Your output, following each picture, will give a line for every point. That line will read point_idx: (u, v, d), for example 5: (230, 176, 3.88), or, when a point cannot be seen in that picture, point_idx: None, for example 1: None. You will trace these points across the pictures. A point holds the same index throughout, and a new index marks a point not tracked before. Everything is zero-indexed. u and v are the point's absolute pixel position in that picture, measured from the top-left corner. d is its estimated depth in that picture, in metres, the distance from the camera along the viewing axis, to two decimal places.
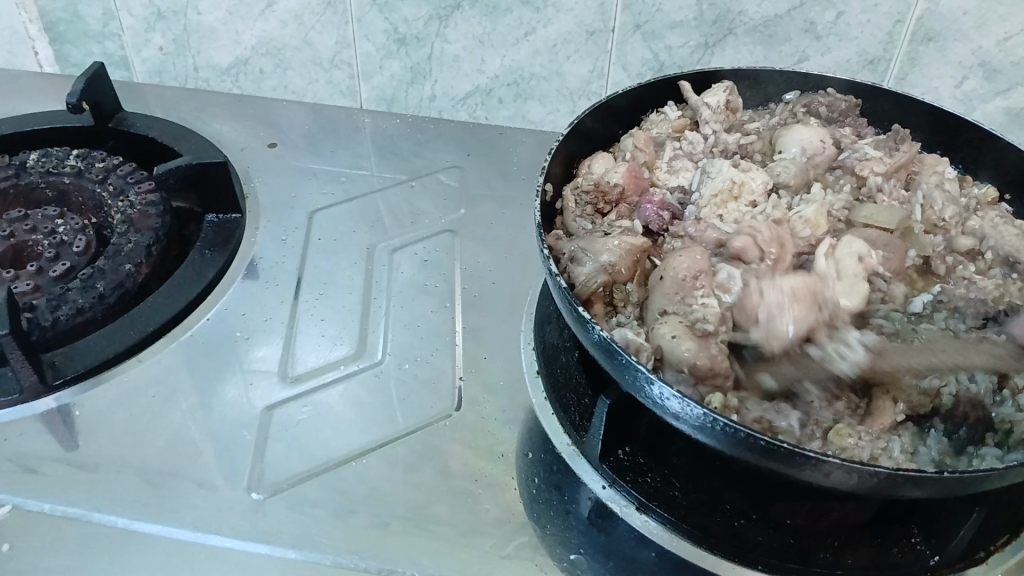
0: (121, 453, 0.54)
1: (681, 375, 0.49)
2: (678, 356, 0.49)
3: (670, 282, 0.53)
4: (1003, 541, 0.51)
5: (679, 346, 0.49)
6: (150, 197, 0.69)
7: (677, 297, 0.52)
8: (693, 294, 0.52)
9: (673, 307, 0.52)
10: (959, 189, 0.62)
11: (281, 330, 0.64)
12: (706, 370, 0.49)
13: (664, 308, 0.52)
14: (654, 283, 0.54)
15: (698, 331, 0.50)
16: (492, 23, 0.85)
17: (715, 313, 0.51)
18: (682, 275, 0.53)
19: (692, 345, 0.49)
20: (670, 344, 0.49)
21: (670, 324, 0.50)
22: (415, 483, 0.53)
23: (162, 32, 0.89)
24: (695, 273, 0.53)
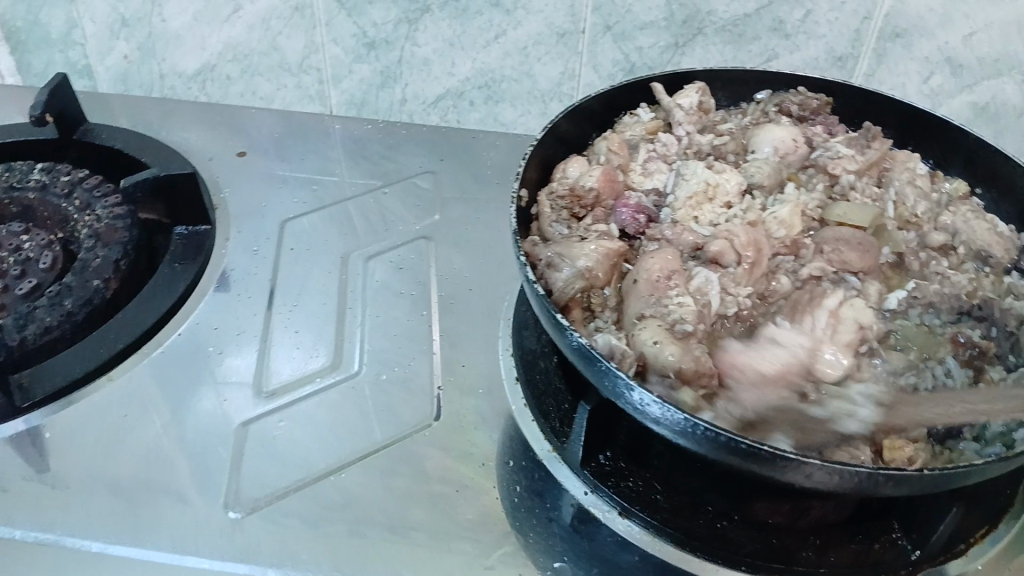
0: (94, 474, 0.53)
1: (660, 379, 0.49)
2: (662, 362, 0.48)
3: (645, 284, 0.53)
4: (981, 533, 0.52)
5: (662, 352, 0.48)
6: (116, 210, 0.68)
7: (653, 298, 0.52)
8: (668, 294, 0.53)
9: (650, 311, 0.52)
10: (930, 185, 0.63)
11: (255, 343, 0.63)
12: (691, 373, 0.48)
13: (642, 312, 0.52)
14: (629, 285, 0.54)
15: (676, 332, 0.50)
16: (462, 26, 0.84)
17: (691, 312, 0.52)
18: (657, 276, 0.53)
19: (675, 350, 0.48)
20: (653, 350, 0.49)
21: (651, 329, 0.50)
22: (396, 494, 0.53)
23: (126, 40, 0.88)
24: (667, 273, 0.53)
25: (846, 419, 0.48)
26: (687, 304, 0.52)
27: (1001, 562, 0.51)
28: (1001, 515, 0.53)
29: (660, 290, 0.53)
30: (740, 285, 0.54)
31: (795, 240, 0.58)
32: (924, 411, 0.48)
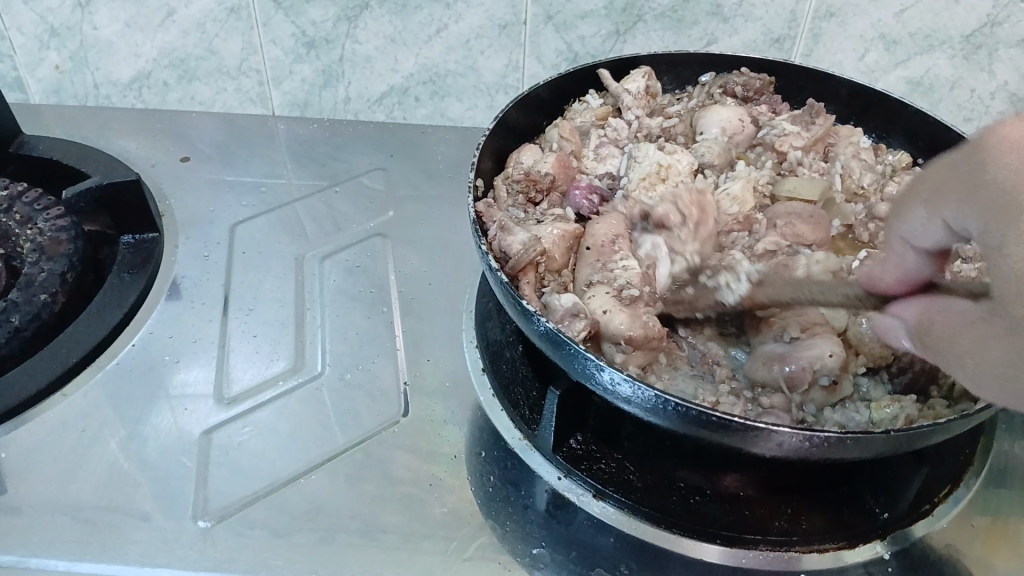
0: (53, 493, 0.52)
1: (612, 344, 0.50)
2: (612, 329, 0.50)
3: (591, 250, 0.55)
4: (945, 492, 0.53)
5: (612, 320, 0.50)
6: (59, 223, 0.66)
7: (599, 264, 0.54)
8: (613, 259, 0.54)
9: (598, 277, 0.53)
10: (874, 157, 0.64)
11: (213, 351, 0.62)
12: (639, 338, 0.49)
13: (590, 278, 0.53)
14: (580, 252, 0.55)
15: (624, 298, 0.51)
16: (403, 21, 0.84)
17: (638, 275, 0.53)
18: (602, 242, 0.55)
19: (623, 316, 0.50)
20: (603, 319, 0.50)
21: (599, 297, 0.51)
22: (366, 494, 0.52)
23: (57, 50, 0.85)
24: (612, 239, 0.55)
25: (726, 292, 0.51)
26: (634, 267, 0.53)
27: (964, 518, 0.53)
28: (961, 474, 0.55)
29: (606, 256, 0.54)
30: (688, 242, 0.55)
31: (748, 216, 0.59)
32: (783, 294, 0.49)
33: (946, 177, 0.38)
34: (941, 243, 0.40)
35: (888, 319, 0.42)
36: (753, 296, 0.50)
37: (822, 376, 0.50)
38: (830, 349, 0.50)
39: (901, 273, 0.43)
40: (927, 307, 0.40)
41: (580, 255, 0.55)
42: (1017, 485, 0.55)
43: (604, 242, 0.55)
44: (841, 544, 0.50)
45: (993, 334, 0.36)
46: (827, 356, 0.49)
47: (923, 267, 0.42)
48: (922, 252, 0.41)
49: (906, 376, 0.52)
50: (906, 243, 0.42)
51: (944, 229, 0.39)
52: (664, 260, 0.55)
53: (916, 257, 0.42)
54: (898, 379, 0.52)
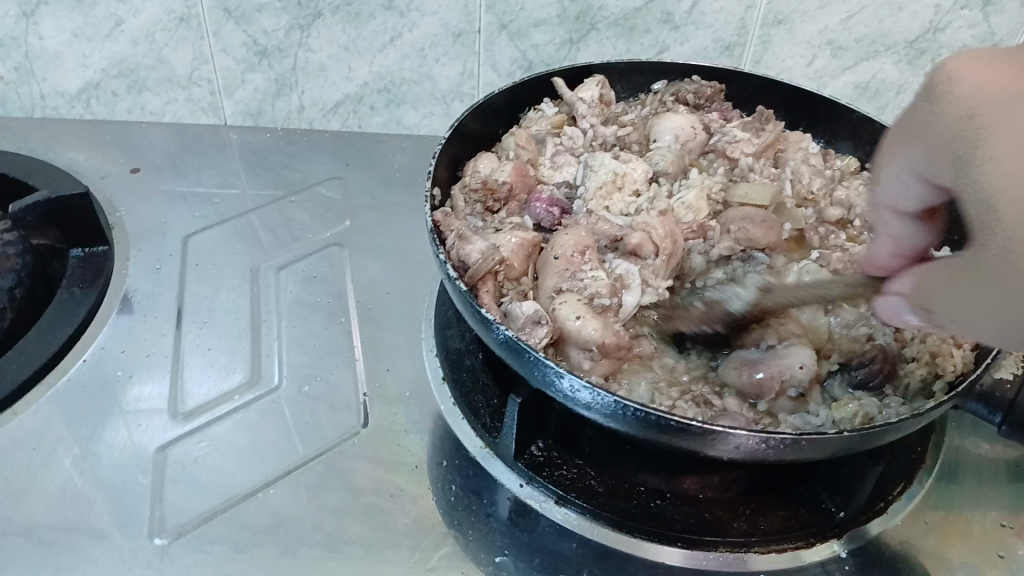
0: (3, 515, 0.50)
1: (579, 351, 0.50)
2: (583, 336, 0.49)
3: (560, 259, 0.54)
4: (899, 491, 0.55)
5: (583, 327, 0.49)
6: (5, 237, 0.64)
7: (568, 273, 0.53)
8: (581, 270, 0.54)
9: (566, 285, 0.53)
10: (824, 162, 0.66)
11: (166, 365, 0.61)
12: (611, 346, 0.49)
13: (557, 287, 0.53)
14: (547, 262, 0.55)
15: (594, 305, 0.51)
16: (356, 29, 0.83)
17: (605, 284, 0.53)
18: (571, 252, 0.54)
19: (594, 324, 0.50)
20: (574, 325, 0.50)
21: (570, 304, 0.51)
22: (328, 508, 0.52)
23: (1, 61, 0.83)
24: (581, 250, 0.54)
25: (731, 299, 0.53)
26: (601, 278, 0.53)
27: (918, 516, 0.54)
28: (914, 472, 0.56)
29: (574, 266, 0.54)
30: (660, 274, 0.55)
31: (702, 224, 0.60)
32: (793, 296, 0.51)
33: (907, 125, 0.42)
34: (920, 201, 0.44)
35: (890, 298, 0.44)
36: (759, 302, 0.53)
37: (790, 386, 0.50)
38: (802, 361, 0.51)
39: (897, 246, 0.46)
40: (919, 274, 0.42)
41: (547, 264, 0.55)
42: (968, 479, 0.57)
43: (572, 252, 0.54)
44: (799, 543, 0.51)
45: (976, 272, 0.37)
46: (798, 368, 0.50)
47: (913, 233, 0.46)
48: (908, 216, 0.45)
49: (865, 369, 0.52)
50: (890, 212, 0.45)
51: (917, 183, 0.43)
52: (631, 276, 0.55)
53: (902, 224, 0.45)
54: (858, 372, 0.53)
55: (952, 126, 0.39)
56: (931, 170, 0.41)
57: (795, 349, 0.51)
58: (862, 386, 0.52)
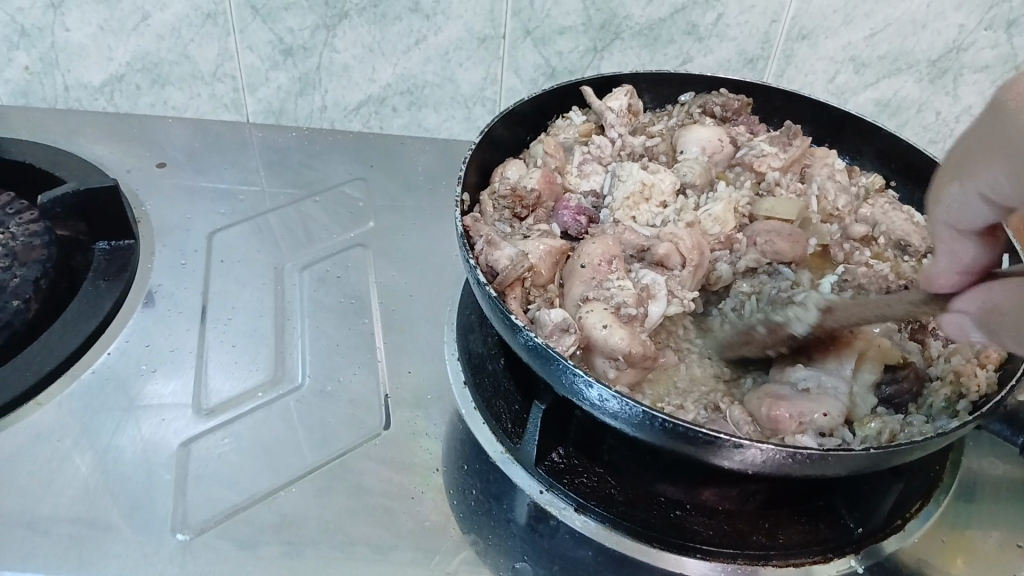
0: (27, 506, 0.50)
1: (606, 359, 0.50)
2: (611, 345, 0.49)
3: (587, 269, 0.54)
4: (916, 508, 0.55)
5: (611, 336, 0.49)
6: (34, 228, 0.66)
7: (595, 282, 0.53)
8: (609, 278, 0.54)
9: (593, 293, 0.53)
10: (849, 179, 0.66)
11: (190, 361, 0.61)
12: (637, 356, 0.49)
13: (584, 295, 0.53)
14: (574, 270, 0.55)
15: (622, 315, 0.51)
16: (381, 31, 0.84)
17: (632, 294, 0.53)
18: (598, 261, 0.54)
19: (622, 333, 0.50)
20: (602, 334, 0.50)
21: (597, 312, 0.51)
22: (348, 510, 0.52)
23: (26, 51, 0.83)
24: (609, 259, 0.55)
25: (795, 322, 0.50)
26: (628, 288, 0.53)
27: (936, 534, 0.54)
28: (932, 490, 0.56)
29: (601, 275, 0.54)
30: (685, 286, 0.56)
31: (729, 235, 0.60)
32: (855, 314, 0.47)
33: (984, 143, 0.39)
34: (986, 219, 0.40)
35: (951, 318, 0.42)
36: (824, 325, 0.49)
37: (810, 430, 0.46)
38: (829, 410, 0.47)
39: (957, 263, 0.43)
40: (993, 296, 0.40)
41: (573, 271, 0.55)
42: (985, 500, 0.57)
43: (600, 261, 0.54)
44: (816, 558, 0.51)
45: None
46: (821, 415, 0.47)
47: (975, 253, 0.42)
48: (971, 235, 0.42)
49: (894, 387, 0.51)
50: (951, 231, 0.42)
51: (976, 198, 0.40)
52: (658, 288, 0.54)
53: (964, 242, 0.42)
54: (887, 389, 0.51)
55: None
56: (1001, 186, 0.38)
57: (830, 396, 0.48)
58: (887, 401, 0.51)
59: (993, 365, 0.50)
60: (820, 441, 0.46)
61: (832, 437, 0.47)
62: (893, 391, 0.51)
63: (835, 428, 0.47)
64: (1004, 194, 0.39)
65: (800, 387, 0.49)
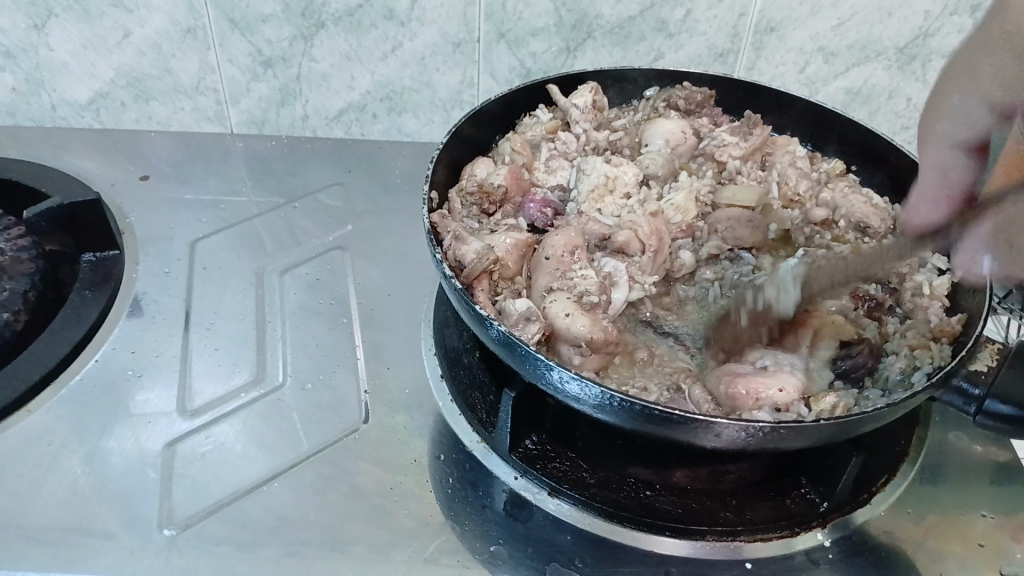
0: (19, 509, 0.52)
1: (570, 347, 0.52)
2: (574, 332, 0.51)
3: (551, 260, 0.56)
4: (884, 482, 0.56)
5: (574, 323, 0.51)
6: (20, 242, 0.67)
7: (558, 273, 0.55)
8: (572, 269, 0.56)
9: (556, 284, 0.55)
10: (810, 165, 0.67)
11: (175, 365, 0.63)
12: (599, 342, 0.51)
13: (549, 286, 0.55)
14: (539, 262, 0.57)
15: (584, 303, 0.53)
16: (358, 39, 0.86)
17: (594, 283, 0.55)
18: (561, 252, 0.56)
19: (584, 320, 0.51)
20: (563, 322, 0.51)
21: (560, 302, 0.53)
22: (329, 503, 0.54)
23: (12, 72, 0.85)
24: (571, 250, 0.56)
25: (780, 293, 0.54)
26: (591, 277, 0.55)
27: (902, 505, 0.56)
28: (898, 464, 0.58)
29: (565, 266, 0.56)
30: (646, 271, 0.57)
31: (691, 224, 0.62)
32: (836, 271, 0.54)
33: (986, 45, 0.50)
34: (979, 130, 0.50)
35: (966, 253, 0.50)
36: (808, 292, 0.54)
37: (766, 407, 0.48)
38: (784, 386, 0.49)
39: (943, 185, 0.50)
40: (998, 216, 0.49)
41: (539, 263, 0.57)
42: (952, 474, 0.58)
43: (563, 252, 0.56)
44: (784, 533, 0.53)
45: None
46: (776, 391, 0.49)
47: (966, 167, 0.50)
48: (960, 151, 0.50)
49: (850, 361, 0.52)
50: (947, 145, 0.51)
51: (980, 105, 0.50)
52: (619, 275, 0.57)
53: (951, 156, 0.50)
54: (844, 362, 0.53)
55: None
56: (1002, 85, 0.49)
57: (785, 373, 0.50)
58: (844, 375, 0.52)
59: (947, 339, 0.51)
60: (776, 416, 0.48)
61: (788, 411, 0.48)
62: (851, 365, 0.52)
63: (791, 403, 0.48)
64: (998, 95, 0.49)
65: (758, 365, 0.51)
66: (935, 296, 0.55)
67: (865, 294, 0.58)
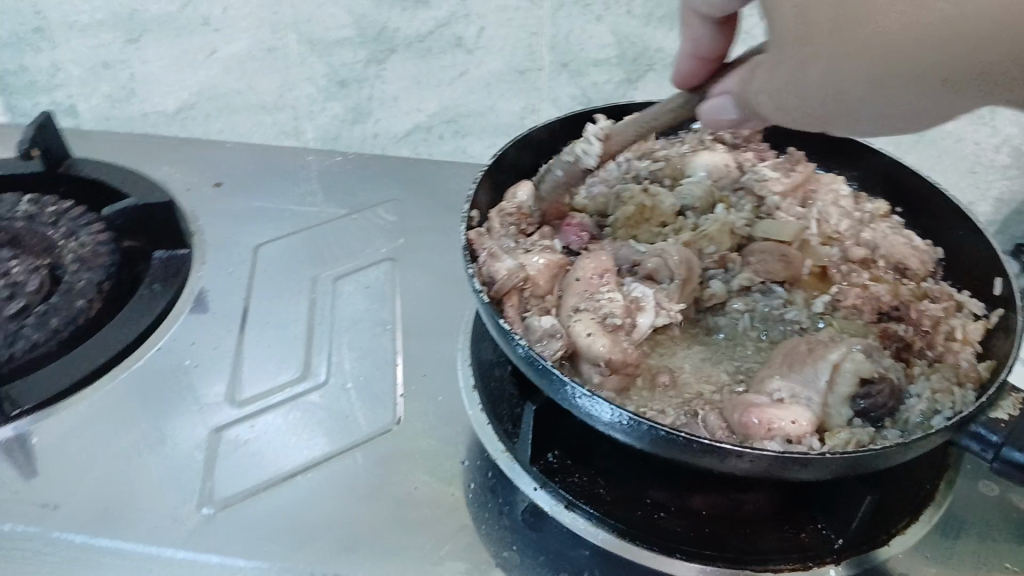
0: (76, 478, 0.57)
1: (591, 365, 0.54)
2: (593, 352, 0.54)
3: (581, 282, 0.58)
4: (905, 524, 0.56)
5: (594, 343, 0.54)
6: (99, 238, 0.74)
7: (587, 295, 0.57)
8: (600, 291, 0.58)
9: (584, 305, 0.57)
10: (853, 204, 0.68)
11: (228, 359, 0.67)
12: (618, 362, 0.53)
13: (576, 306, 0.57)
14: (569, 283, 0.59)
15: (607, 324, 0.55)
16: (427, 65, 0.90)
17: (620, 306, 0.57)
18: (591, 274, 0.59)
19: (604, 340, 0.54)
20: (585, 340, 0.54)
21: (584, 321, 0.55)
22: (356, 496, 0.57)
23: (109, 81, 0.92)
24: (600, 273, 0.59)
25: (583, 157, 0.63)
26: (617, 300, 0.57)
27: (922, 548, 0.55)
28: (922, 506, 0.57)
29: (593, 287, 0.58)
30: (673, 300, 0.59)
31: (724, 255, 0.64)
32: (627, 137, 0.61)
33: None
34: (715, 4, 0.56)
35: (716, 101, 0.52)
36: (607, 149, 0.62)
37: (778, 436, 0.49)
38: (797, 417, 0.50)
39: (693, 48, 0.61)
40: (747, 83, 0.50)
41: (569, 284, 0.59)
42: (977, 518, 0.58)
43: (592, 275, 0.59)
44: (796, 565, 0.53)
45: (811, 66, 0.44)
46: (789, 422, 0.49)
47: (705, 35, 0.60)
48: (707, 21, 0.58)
49: (869, 399, 0.52)
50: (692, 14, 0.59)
51: None
52: (647, 300, 0.58)
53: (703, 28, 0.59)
54: (864, 400, 0.52)
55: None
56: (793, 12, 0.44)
57: (801, 406, 0.51)
58: (863, 414, 0.52)
59: (971, 384, 0.52)
60: (786, 446, 0.48)
61: (799, 442, 0.49)
62: (870, 404, 0.52)
63: (802, 435, 0.49)
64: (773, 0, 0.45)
65: (775, 397, 0.51)
66: (966, 341, 0.55)
67: (893, 335, 0.58)
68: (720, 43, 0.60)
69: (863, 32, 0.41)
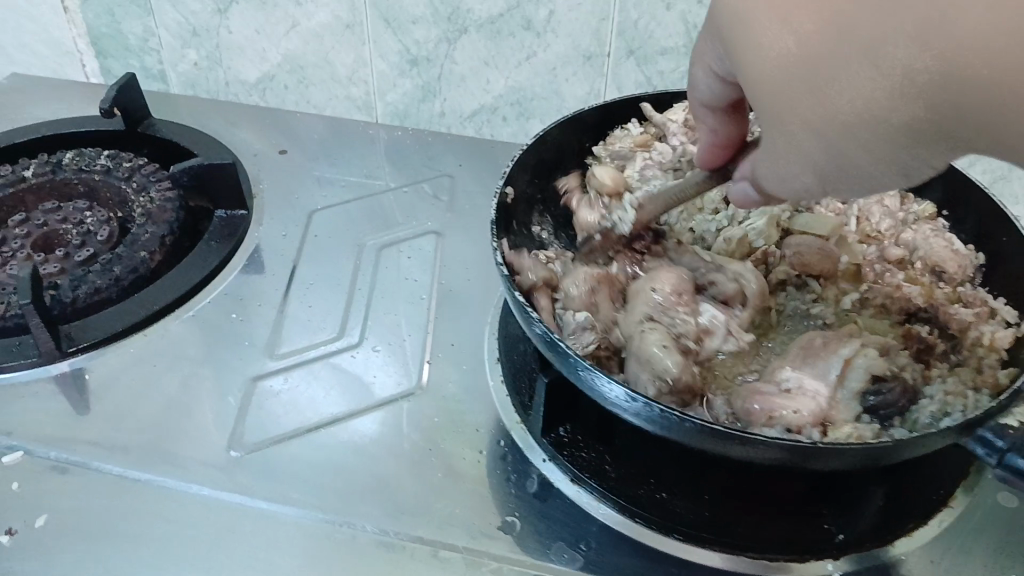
0: (121, 414, 0.62)
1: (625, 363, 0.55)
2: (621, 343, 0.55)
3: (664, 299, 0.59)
4: (912, 528, 0.55)
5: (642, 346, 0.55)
6: (167, 194, 0.78)
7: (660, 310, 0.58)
8: (677, 310, 0.59)
9: (654, 315, 0.58)
10: (898, 204, 0.68)
11: (271, 315, 0.71)
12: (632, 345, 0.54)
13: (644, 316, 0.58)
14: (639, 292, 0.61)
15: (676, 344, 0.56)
16: (496, 46, 0.92)
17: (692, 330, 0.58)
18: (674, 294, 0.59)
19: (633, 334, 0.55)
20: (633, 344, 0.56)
21: (652, 333, 0.56)
22: (373, 452, 0.60)
23: (196, 48, 0.98)
24: (679, 292, 0.60)
25: (621, 224, 0.66)
26: (692, 323, 0.58)
27: (929, 552, 0.54)
28: (933, 512, 0.56)
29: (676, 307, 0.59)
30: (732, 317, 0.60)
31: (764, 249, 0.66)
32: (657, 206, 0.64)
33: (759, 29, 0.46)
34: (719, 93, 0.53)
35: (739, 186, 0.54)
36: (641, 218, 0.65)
37: (777, 426, 0.50)
38: (799, 408, 0.51)
39: (712, 138, 0.57)
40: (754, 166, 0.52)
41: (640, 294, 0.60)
42: (993, 527, 0.56)
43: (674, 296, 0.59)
44: (792, 557, 0.53)
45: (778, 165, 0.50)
46: (789, 413, 0.51)
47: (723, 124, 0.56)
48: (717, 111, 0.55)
49: (881, 396, 0.52)
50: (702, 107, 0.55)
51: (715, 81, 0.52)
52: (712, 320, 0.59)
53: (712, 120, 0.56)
54: (878, 395, 0.52)
55: (946, 80, 0.40)
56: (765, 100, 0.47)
57: (806, 399, 0.52)
58: (873, 410, 0.52)
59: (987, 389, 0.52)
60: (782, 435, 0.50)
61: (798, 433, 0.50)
62: (885, 400, 0.52)
63: (801, 426, 0.50)
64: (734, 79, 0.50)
65: (782, 387, 0.53)
66: (992, 346, 0.54)
67: (916, 336, 0.59)
68: (739, 127, 0.57)
69: (831, 107, 0.43)
